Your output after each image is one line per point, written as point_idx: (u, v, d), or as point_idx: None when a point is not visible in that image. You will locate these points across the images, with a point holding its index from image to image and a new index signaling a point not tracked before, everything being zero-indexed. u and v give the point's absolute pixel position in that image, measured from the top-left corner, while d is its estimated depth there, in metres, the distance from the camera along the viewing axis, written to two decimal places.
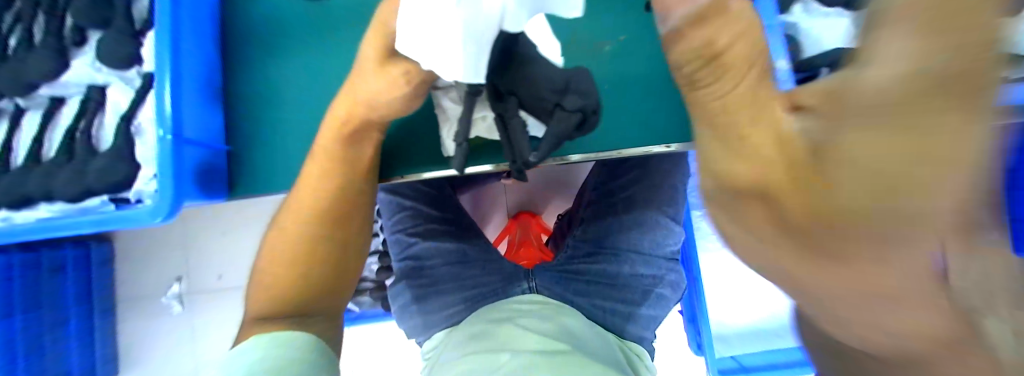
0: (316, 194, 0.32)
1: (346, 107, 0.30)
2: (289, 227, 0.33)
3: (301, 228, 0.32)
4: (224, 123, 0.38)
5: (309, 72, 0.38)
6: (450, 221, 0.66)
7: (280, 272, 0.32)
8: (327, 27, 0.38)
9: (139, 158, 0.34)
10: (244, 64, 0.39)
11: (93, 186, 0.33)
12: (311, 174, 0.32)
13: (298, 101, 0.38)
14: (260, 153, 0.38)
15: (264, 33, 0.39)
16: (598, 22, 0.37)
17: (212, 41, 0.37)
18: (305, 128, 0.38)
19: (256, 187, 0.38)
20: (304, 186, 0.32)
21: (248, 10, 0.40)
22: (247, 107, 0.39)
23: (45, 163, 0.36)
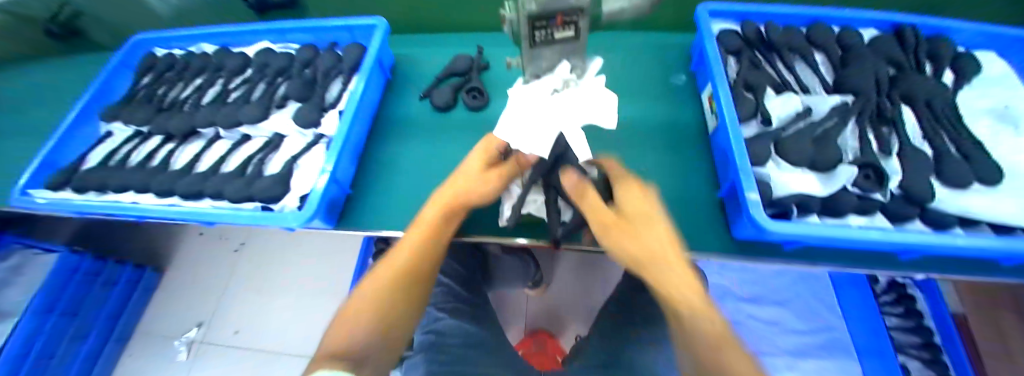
0: (414, 257, 0.40)
1: (450, 196, 0.40)
2: (379, 276, 0.39)
3: (391, 279, 0.39)
4: (352, 177, 0.53)
5: (418, 154, 0.55)
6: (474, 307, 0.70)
7: (360, 315, 0.37)
8: (439, 129, 0.56)
9: (289, 184, 0.48)
10: (374, 142, 0.56)
11: (256, 194, 0.47)
12: (409, 242, 0.40)
13: (405, 172, 0.53)
14: (364, 201, 0.51)
15: (394, 126, 0.57)
16: (629, 153, 0.51)
17: (366, 124, 0.56)
18: (406, 187, 0.52)
19: (355, 223, 0.50)
20: (403, 246, 0.40)
21: (389, 111, 0.59)
22: (367, 168, 0.54)
23: (224, 174, 0.51)
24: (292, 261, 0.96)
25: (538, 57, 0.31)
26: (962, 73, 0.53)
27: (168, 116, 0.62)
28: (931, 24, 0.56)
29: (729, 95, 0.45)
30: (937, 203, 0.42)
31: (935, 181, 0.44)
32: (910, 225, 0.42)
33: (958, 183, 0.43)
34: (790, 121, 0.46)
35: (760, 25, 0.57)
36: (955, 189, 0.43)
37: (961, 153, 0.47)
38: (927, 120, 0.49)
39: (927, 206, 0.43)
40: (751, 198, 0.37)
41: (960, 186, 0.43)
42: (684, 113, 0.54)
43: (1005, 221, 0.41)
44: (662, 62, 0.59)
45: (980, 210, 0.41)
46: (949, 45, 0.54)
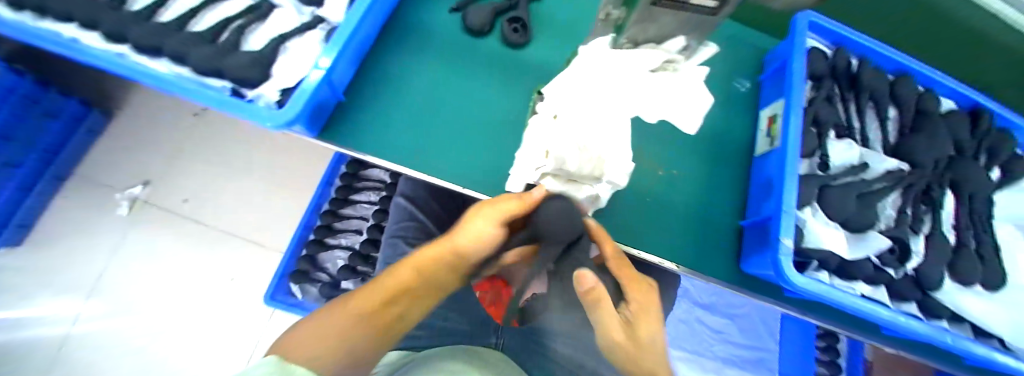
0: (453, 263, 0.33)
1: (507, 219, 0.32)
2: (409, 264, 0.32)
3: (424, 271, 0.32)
4: (347, 82, 0.44)
5: (435, 82, 0.46)
6: None
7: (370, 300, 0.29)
8: (466, 60, 0.48)
9: (272, 71, 0.39)
10: (384, 50, 0.47)
11: (226, 72, 0.38)
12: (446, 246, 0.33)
13: (413, 98, 0.45)
14: (357, 117, 0.44)
15: (411, 38, 0.48)
16: (667, 152, 0.46)
17: (380, 26, 0.46)
18: (409, 115, 0.44)
19: (342, 139, 0.42)
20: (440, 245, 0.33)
21: (410, 17, 0.49)
22: (370, 81, 0.45)
23: (190, 33, 0.41)
24: (263, 147, 0.88)
25: (652, 20, 0.31)
26: (1010, 175, 0.51)
27: None
28: (1004, 115, 0.52)
29: (799, 122, 0.39)
30: (939, 294, 0.43)
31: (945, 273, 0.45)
32: (905, 306, 0.42)
33: (964, 280, 0.44)
34: (844, 172, 0.43)
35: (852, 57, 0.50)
36: (958, 284, 0.44)
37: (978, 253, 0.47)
38: (963, 211, 0.48)
39: (928, 293, 0.43)
40: (784, 244, 0.34)
41: (966, 281, 0.44)
42: (734, 126, 0.48)
43: (982, 322, 0.43)
44: (731, 58, 0.52)
45: (969, 309, 0.43)
46: (1011, 143, 0.51)
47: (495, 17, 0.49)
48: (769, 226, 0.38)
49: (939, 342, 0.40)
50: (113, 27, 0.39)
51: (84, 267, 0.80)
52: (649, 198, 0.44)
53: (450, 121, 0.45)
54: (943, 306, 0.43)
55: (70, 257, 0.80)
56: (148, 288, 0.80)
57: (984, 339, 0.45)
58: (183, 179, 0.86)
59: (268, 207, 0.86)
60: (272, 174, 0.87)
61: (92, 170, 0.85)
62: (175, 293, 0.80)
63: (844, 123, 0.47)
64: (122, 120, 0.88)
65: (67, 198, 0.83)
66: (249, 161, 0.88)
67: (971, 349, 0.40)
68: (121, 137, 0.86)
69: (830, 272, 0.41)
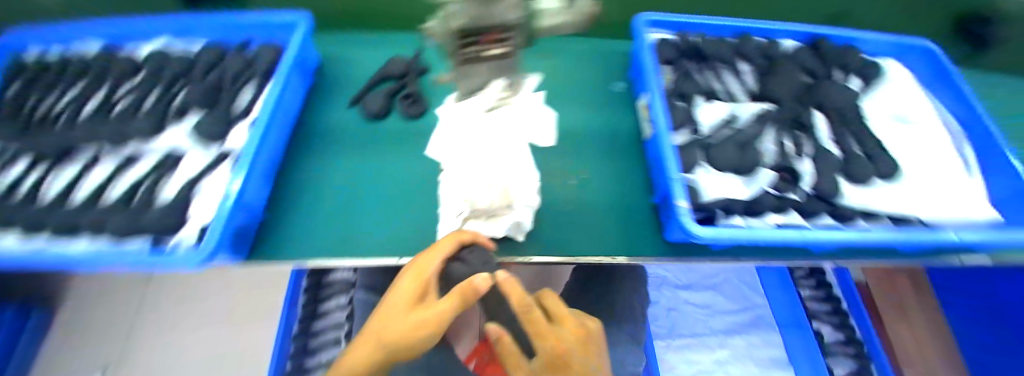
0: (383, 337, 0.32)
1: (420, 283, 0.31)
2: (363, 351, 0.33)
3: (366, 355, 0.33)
4: (266, 200, 0.47)
5: (349, 170, 0.50)
6: None
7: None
8: (372, 142, 0.52)
9: (188, 213, 0.42)
10: (296, 158, 0.51)
11: (145, 228, 0.39)
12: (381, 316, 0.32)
13: (333, 191, 0.48)
14: (283, 227, 0.46)
15: (318, 140, 0.52)
16: (572, 161, 0.51)
17: (285, 140, 0.50)
18: (331, 208, 0.47)
19: (273, 253, 0.44)
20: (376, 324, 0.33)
21: (314, 120, 0.54)
22: (289, 191, 0.48)
23: (104, 206, 0.43)
24: (221, 287, 0.86)
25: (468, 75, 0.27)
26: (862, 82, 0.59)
27: (29, 133, 0.50)
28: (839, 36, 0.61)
29: (661, 101, 0.46)
30: (842, 201, 0.48)
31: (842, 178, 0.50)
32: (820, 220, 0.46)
33: (856, 179, 0.50)
34: (718, 129, 0.50)
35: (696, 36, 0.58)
36: (858, 185, 0.50)
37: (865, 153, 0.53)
38: (835, 125, 0.55)
39: (834, 203, 0.47)
40: (680, 206, 0.39)
41: (861, 181, 0.50)
42: (620, 120, 0.55)
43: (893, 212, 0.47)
44: (599, 67, 0.60)
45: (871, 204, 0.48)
46: (853, 54, 0.60)
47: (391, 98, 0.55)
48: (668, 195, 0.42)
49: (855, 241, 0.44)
50: (26, 225, 0.41)
51: None
52: (568, 207, 0.47)
53: (371, 201, 0.48)
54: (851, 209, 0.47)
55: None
56: None
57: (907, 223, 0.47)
58: (144, 348, 0.81)
59: (237, 345, 0.82)
60: (235, 310, 0.85)
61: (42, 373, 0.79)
62: None
63: (710, 89, 0.54)
64: (67, 310, 0.84)
65: None
66: (209, 306, 0.85)
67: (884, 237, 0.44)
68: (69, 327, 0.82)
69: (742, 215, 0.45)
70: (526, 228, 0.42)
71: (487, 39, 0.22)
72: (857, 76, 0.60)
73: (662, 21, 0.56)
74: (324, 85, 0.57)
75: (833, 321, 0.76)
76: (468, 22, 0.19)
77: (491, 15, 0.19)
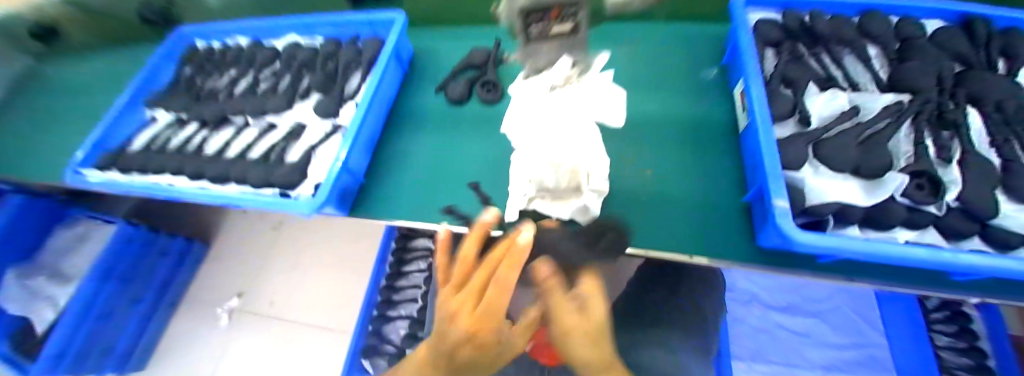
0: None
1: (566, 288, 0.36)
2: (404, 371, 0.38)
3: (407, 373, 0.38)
4: (365, 167, 0.55)
5: (435, 150, 0.55)
6: None
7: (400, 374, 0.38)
8: (455, 120, 0.57)
9: (306, 172, 0.51)
10: (389, 134, 0.58)
11: (275, 182, 0.50)
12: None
13: (420, 168, 0.54)
14: (383, 190, 0.54)
15: (405, 122, 0.59)
16: (649, 153, 0.49)
17: (380, 118, 0.57)
18: (416, 178, 0.53)
19: (367, 212, 0.52)
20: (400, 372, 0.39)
21: (404, 102, 0.61)
22: (382, 164, 0.56)
23: (248, 161, 0.55)
24: (330, 238, 1.11)
25: None
26: None
27: (200, 105, 0.65)
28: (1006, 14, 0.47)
29: (761, 91, 0.42)
30: (1001, 220, 0.38)
31: (999, 192, 0.40)
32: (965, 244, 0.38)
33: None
34: (835, 122, 0.43)
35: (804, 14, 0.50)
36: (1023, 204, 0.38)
37: None
38: (1000, 123, 0.43)
39: (989, 223, 0.38)
40: (778, 205, 0.35)
41: None
42: (710, 110, 0.51)
43: None
44: (687, 54, 0.56)
45: None
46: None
47: (472, 85, 0.59)
48: (762, 194, 0.39)
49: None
50: (217, 171, 0.54)
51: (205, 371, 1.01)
52: (639, 197, 0.46)
53: (447, 177, 0.53)
54: (1014, 232, 0.37)
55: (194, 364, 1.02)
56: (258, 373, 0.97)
57: None
58: (274, 286, 1.08)
59: (334, 291, 1.04)
60: (345, 264, 1.07)
61: (212, 296, 1.10)
62: None
63: (823, 75, 0.47)
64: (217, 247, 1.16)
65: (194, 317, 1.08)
66: (321, 258, 1.09)
67: None
68: (227, 261, 1.14)
69: (859, 226, 0.38)
70: (594, 214, 0.41)
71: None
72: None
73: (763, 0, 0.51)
74: (415, 69, 0.64)
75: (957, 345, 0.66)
76: None
77: None
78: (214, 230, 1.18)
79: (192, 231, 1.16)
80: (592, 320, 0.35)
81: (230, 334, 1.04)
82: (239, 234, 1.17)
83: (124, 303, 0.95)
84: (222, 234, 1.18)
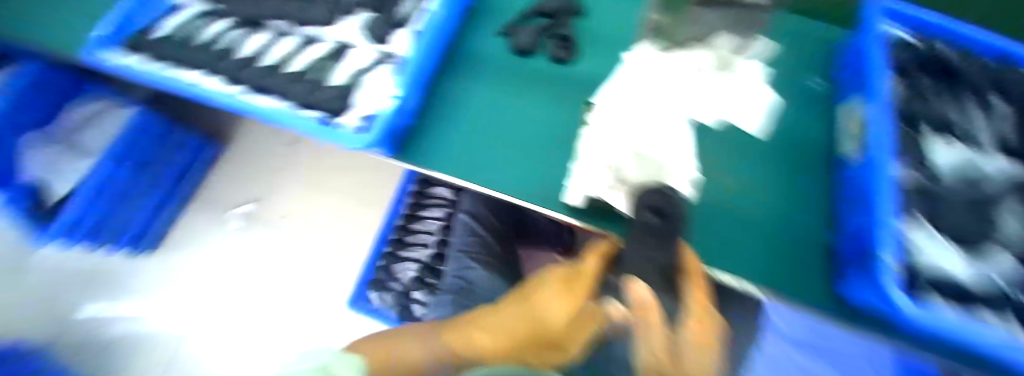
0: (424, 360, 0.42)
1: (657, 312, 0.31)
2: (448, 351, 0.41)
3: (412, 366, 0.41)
4: (413, 108, 0.50)
5: (489, 105, 0.50)
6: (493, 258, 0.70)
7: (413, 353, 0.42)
8: (515, 75, 0.51)
9: (350, 101, 0.47)
10: (441, 76, 0.53)
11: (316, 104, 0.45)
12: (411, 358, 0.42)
13: (470, 123, 0.49)
14: (427, 138, 0.49)
15: (461, 66, 0.53)
16: (733, 160, 0.44)
17: (437, 57, 0.52)
18: (465, 133, 0.49)
19: (409, 157, 0.48)
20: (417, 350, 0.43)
21: (462, 42, 0.55)
22: (426, 109, 0.51)
23: (286, 74, 0.50)
24: (351, 167, 1.09)
25: None
26: None
27: (238, 0, 0.58)
28: None
29: (887, 118, 0.36)
30: None
31: None
32: None
33: None
34: (953, 176, 0.39)
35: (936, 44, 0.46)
36: None
37: None
38: None
39: None
40: (887, 262, 0.29)
41: None
42: (808, 127, 0.45)
43: None
44: (796, 57, 0.50)
45: None
46: None
47: (543, 37, 0.53)
48: (864, 237, 0.34)
49: None
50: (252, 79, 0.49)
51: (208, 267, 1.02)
52: (711, 205, 0.41)
53: (499, 138, 0.48)
54: None
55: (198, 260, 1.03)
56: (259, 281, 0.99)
57: None
58: (286, 201, 1.06)
59: (346, 220, 1.03)
60: (361, 195, 1.05)
61: (223, 198, 1.09)
62: (270, 289, 0.98)
63: (947, 119, 0.42)
64: (234, 152, 1.14)
65: (202, 215, 1.08)
66: (338, 184, 1.07)
67: None
68: (242, 167, 1.12)
69: None
70: None
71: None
72: None
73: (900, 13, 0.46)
74: (481, 6, 0.56)
75: None
76: None
77: None
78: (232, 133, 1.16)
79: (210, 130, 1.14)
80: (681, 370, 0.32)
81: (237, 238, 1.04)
82: (258, 142, 1.14)
83: (138, 185, 0.94)
84: (240, 139, 1.15)
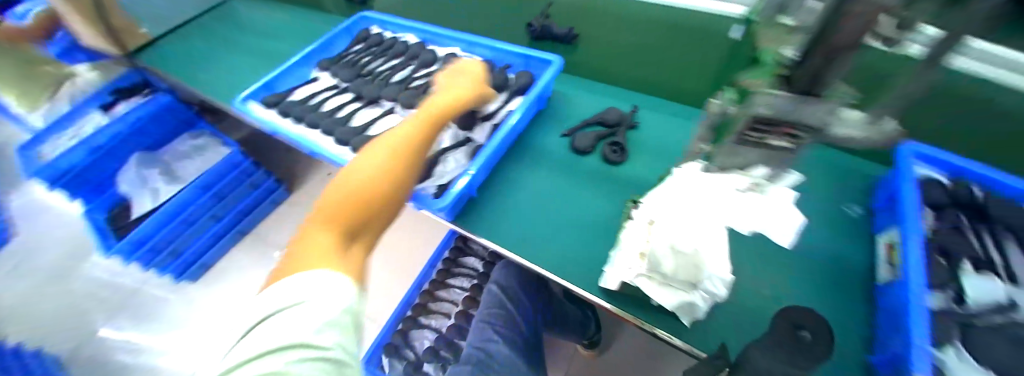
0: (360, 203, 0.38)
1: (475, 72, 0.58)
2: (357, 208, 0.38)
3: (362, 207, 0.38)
4: (481, 183, 0.59)
5: (547, 189, 0.59)
6: (516, 332, 0.71)
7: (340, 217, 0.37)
8: (570, 169, 0.60)
9: (431, 171, 0.57)
10: (509, 160, 0.63)
11: None
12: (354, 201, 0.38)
13: (527, 202, 0.57)
14: (488, 209, 0.57)
15: (527, 154, 0.63)
16: (767, 270, 0.48)
17: (509, 143, 0.62)
18: (522, 210, 0.56)
19: (469, 226, 0.56)
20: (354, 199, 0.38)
21: (530, 136, 0.66)
22: (491, 186, 0.60)
23: None
24: (396, 225, 1.17)
25: (738, 156, 0.31)
26: None
27: (360, 81, 0.74)
28: None
29: (916, 252, 0.40)
30: None
31: None
32: None
33: None
34: (993, 310, 0.39)
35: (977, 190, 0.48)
36: None
37: None
38: None
39: None
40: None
41: None
42: (843, 250, 0.49)
43: None
44: (829, 186, 0.55)
45: None
46: None
47: (599, 141, 0.63)
48: (898, 361, 0.36)
49: None
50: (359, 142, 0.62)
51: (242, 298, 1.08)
52: (743, 307, 0.45)
53: (550, 219, 0.55)
54: None
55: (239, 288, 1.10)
56: None
57: None
58: None
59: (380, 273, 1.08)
60: (400, 251, 1.12)
61: (277, 235, 1.19)
62: None
63: (980, 255, 0.43)
64: (298, 196, 1.27)
65: (253, 249, 1.17)
66: (381, 238, 1.15)
67: None
68: (302, 210, 1.24)
69: None
70: (696, 314, 0.42)
71: (776, 131, 0.26)
72: None
73: (932, 157, 0.50)
74: (549, 111, 0.69)
75: None
76: (767, 112, 0.25)
77: (800, 112, 0.24)
78: (302, 179, 1.30)
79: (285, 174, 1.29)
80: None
81: None
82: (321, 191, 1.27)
83: (206, 215, 1.06)
84: (305, 186, 1.29)
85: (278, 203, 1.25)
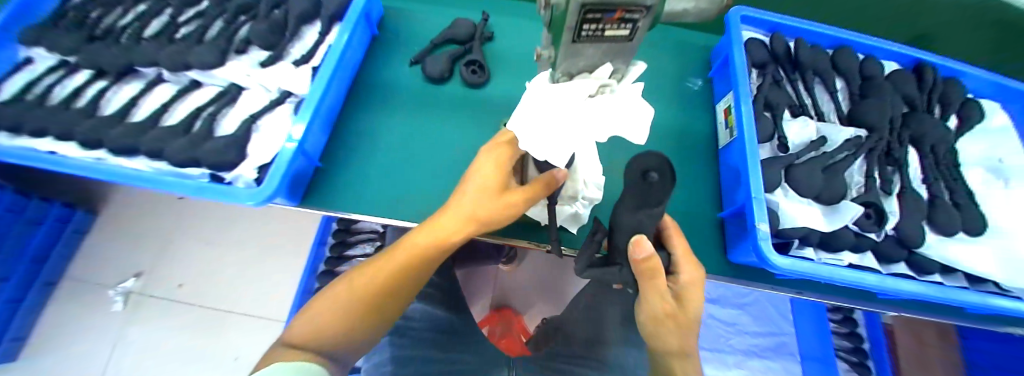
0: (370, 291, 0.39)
1: None
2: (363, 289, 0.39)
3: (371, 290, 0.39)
4: (322, 148, 0.47)
5: (407, 133, 0.50)
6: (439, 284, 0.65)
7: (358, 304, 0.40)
8: (427, 103, 0.51)
9: (245, 150, 0.43)
10: (350, 109, 0.51)
11: (203, 159, 0.41)
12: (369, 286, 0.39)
13: (386, 155, 0.48)
14: (341, 176, 0.47)
15: (373, 96, 0.52)
16: None
17: (344, 89, 0.50)
18: (382, 165, 0.47)
19: (324, 201, 0.45)
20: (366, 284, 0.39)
21: (370, 74, 0.53)
22: (337, 147, 0.48)
23: (163, 127, 0.44)
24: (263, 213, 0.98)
25: (579, 55, 0.24)
26: (966, 121, 0.51)
27: (95, 45, 0.50)
28: (945, 66, 0.52)
29: (750, 110, 0.43)
30: (923, 250, 0.43)
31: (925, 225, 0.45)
32: (895, 267, 0.43)
33: (944, 229, 0.44)
34: (805, 149, 0.46)
35: (790, 40, 0.53)
36: (940, 235, 0.44)
37: (953, 201, 0.47)
38: (928, 164, 0.48)
39: (913, 251, 0.43)
40: (761, 229, 0.36)
41: (946, 231, 0.44)
42: (695, 122, 0.52)
43: (974, 270, 0.42)
44: (677, 61, 0.56)
45: (959, 259, 0.42)
46: (959, 90, 0.51)
47: (454, 62, 0.53)
48: (745, 213, 0.39)
49: (935, 298, 0.39)
50: (115, 136, 0.43)
51: (87, 360, 0.85)
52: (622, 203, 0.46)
53: (417, 167, 0.47)
54: (932, 260, 0.43)
55: (77, 351, 0.86)
56: (160, 362, 0.85)
57: (977, 285, 0.43)
58: (187, 263, 0.93)
59: (264, 272, 0.93)
60: (279, 240, 0.95)
61: (101, 273, 0.92)
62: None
63: (796, 102, 0.50)
64: (110, 217, 0.96)
65: (74, 300, 0.89)
66: (250, 233, 0.96)
67: (964, 297, 0.39)
68: (126, 232, 0.95)
69: (814, 247, 0.42)
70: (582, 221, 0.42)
71: (612, 17, 0.20)
72: (954, 116, 0.52)
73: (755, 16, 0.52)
74: (386, 36, 0.56)
75: (841, 330, 0.82)
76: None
77: None
78: (105, 194, 0.98)
79: (76, 195, 0.95)
80: (687, 314, 0.36)
81: (128, 318, 0.88)
82: (143, 202, 0.98)
83: None
84: (115, 201, 0.98)
85: (83, 234, 0.94)
